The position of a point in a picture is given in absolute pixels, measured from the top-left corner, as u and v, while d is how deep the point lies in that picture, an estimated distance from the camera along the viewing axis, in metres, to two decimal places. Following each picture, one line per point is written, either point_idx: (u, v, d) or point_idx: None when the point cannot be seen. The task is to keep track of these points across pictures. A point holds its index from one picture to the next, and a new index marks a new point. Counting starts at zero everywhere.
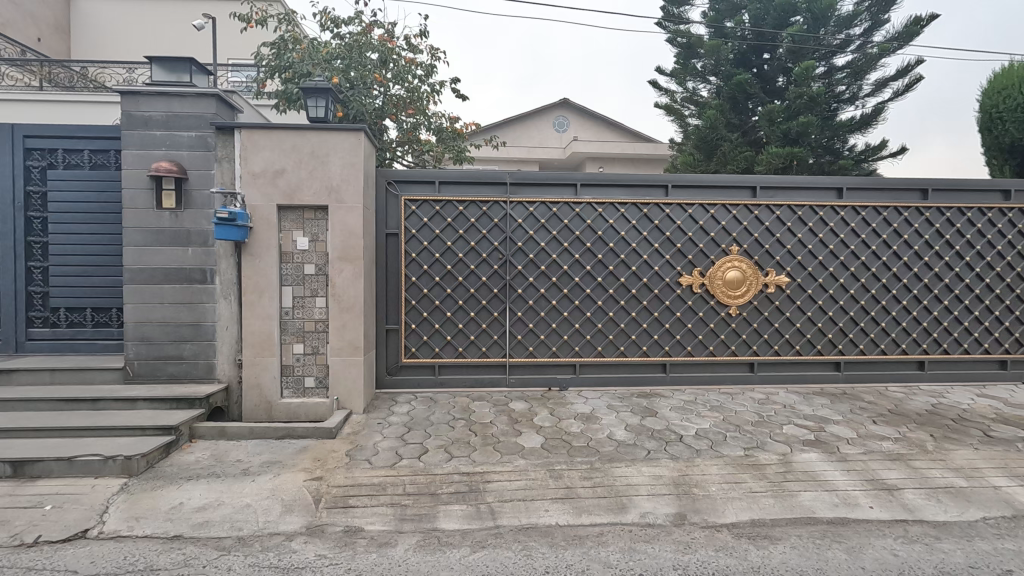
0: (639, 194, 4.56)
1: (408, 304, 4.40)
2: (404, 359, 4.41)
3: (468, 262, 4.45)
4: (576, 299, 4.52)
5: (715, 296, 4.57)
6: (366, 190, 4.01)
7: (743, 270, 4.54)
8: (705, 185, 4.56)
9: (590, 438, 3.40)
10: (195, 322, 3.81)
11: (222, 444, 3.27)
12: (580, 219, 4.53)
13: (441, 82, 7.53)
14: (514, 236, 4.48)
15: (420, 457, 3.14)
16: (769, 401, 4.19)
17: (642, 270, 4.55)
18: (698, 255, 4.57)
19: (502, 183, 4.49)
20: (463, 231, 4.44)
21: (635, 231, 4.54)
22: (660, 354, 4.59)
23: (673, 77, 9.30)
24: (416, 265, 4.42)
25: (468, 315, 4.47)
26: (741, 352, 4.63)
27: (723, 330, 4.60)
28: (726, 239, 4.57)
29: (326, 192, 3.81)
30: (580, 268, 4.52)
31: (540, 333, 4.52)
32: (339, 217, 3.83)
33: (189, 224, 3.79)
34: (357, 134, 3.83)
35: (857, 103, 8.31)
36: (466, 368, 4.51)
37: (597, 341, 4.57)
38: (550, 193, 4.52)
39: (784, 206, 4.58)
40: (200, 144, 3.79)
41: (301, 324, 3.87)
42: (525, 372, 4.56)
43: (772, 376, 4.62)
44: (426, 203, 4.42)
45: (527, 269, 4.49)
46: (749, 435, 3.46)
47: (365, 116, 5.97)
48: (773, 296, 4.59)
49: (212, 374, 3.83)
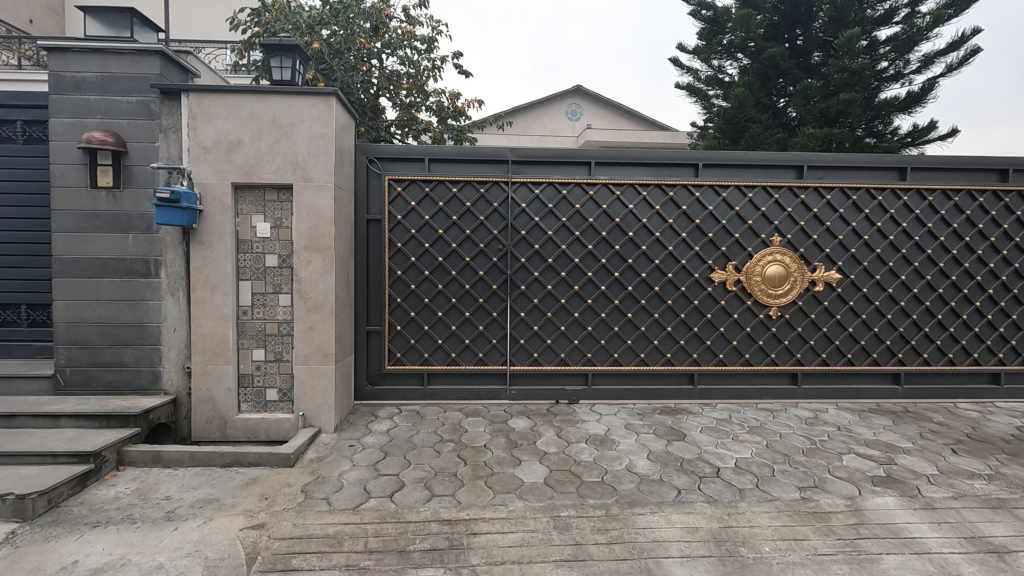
0: (664, 174, 3.89)
1: (393, 303, 3.79)
2: (387, 365, 3.80)
3: (462, 254, 3.81)
4: (589, 298, 3.86)
5: (752, 295, 3.89)
6: (341, 167, 3.39)
7: (785, 265, 3.86)
8: (742, 164, 3.88)
9: (605, 471, 2.76)
10: (138, 323, 3.23)
11: (154, 474, 2.68)
12: (595, 204, 3.86)
13: (443, 58, 6.90)
14: (517, 223, 3.83)
15: (392, 495, 2.51)
16: (819, 421, 3.51)
17: (667, 263, 3.88)
18: (733, 247, 3.89)
19: (504, 161, 3.85)
20: (457, 217, 3.81)
21: (659, 218, 3.87)
22: (687, 362, 3.92)
23: (696, 56, 8.56)
24: (402, 256, 3.80)
25: (462, 316, 3.84)
26: (782, 359, 3.95)
27: (761, 335, 3.93)
28: (766, 228, 3.89)
29: (292, 169, 3.20)
30: (594, 262, 3.86)
31: (547, 337, 3.89)
32: (306, 198, 3.21)
33: (129, 206, 3.20)
34: (328, 100, 3.21)
35: (901, 81, 7.52)
36: (459, 376, 3.89)
37: (613, 347, 3.91)
38: (560, 173, 3.87)
39: (835, 189, 3.89)
40: (142, 111, 3.19)
41: (262, 326, 3.26)
42: (528, 382, 3.93)
43: (819, 390, 3.94)
44: (414, 183, 3.80)
45: (532, 262, 3.85)
46: (804, 470, 2.79)
47: (353, 90, 5.32)
48: (821, 295, 3.91)
49: (158, 385, 3.24)
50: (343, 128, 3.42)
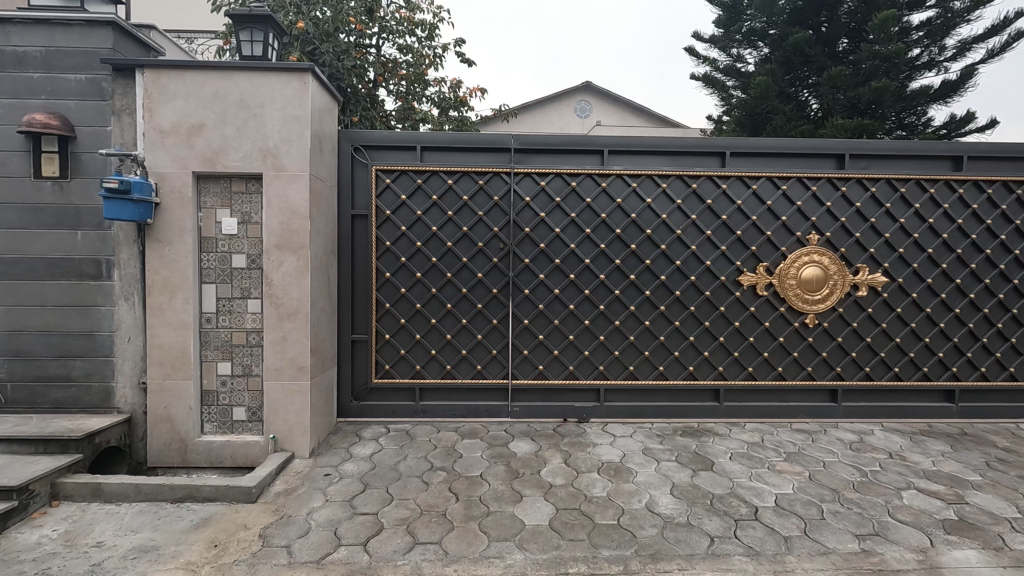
0: (686, 163, 3.45)
1: (380, 308, 3.38)
2: (375, 379, 3.40)
3: (459, 253, 3.40)
4: (601, 303, 3.44)
5: (786, 300, 3.44)
6: (320, 156, 2.98)
7: (822, 267, 3.42)
8: (774, 152, 3.44)
9: (621, 511, 2.33)
10: (88, 332, 2.84)
11: (91, 512, 2.28)
12: (608, 197, 3.43)
13: (444, 46, 6.51)
14: (521, 219, 3.42)
15: (367, 542, 2.10)
16: (866, 447, 3.05)
17: (690, 265, 3.44)
18: (765, 246, 3.45)
19: (506, 149, 3.42)
20: (453, 212, 3.39)
21: (681, 213, 3.44)
22: (712, 376, 3.48)
23: (714, 44, 8.09)
24: (392, 256, 3.39)
25: (458, 323, 3.43)
26: (820, 374, 3.50)
27: (796, 346, 3.48)
28: (802, 224, 3.45)
29: (261, 156, 2.79)
30: (607, 263, 3.43)
31: (553, 347, 3.46)
32: (277, 190, 2.80)
33: (78, 199, 2.81)
34: (303, 77, 2.80)
35: (936, 69, 7.03)
36: (455, 391, 3.48)
37: (628, 358, 3.48)
38: (569, 163, 3.44)
39: (879, 180, 3.44)
40: (92, 90, 2.79)
41: (227, 336, 2.87)
42: (532, 397, 3.51)
43: (861, 408, 3.49)
44: (405, 174, 3.39)
45: (537, 262, 3.42)
46: (859, 512, 2.34)
47: (342, 74, 4.87)
48: (864, 301, 3.46)
49: (110, 402, 2.85)
50: (322, 111, 3.02)
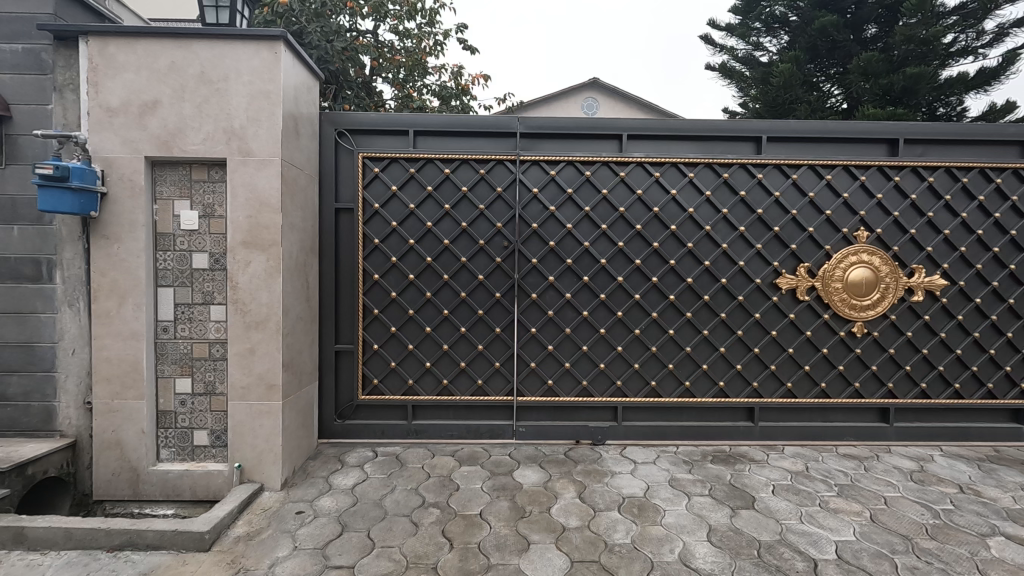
0: (716, 150, 3.03)
1: (368, 315, 2.98)
2: (361, 395, 2.99)
3: (457, 252, 2.99)
4: (619, 310, 3.02)
5: (830, 306, 3.01)
6: (296, 139, 2.58)
7: (873, 268, 2.99)
8: (816, 137, 3.02)
9: (650, 565, 1.91)
10: (26, 343, 2.45)
11: (7, 564, 1.88)
12: (627, 188, 3.02)
13: (445, 32, 6.11)
14: (527, 213, 3.00)
15: None
16: (930, 478, 2.62)
17: (720, 266, 3.02)
18: (806, 245, 3.02)
19: (511, 134, 3.02)
20: (451, 205, 2.98)
21: (710, 206, 3.02)
22: (746, 393, 3.05)
23: (732, 32, 7.65)
24: (381, 255, 2.99)
25: (456, 332, 3.02)
26: (868, 390, 3.07)
27: (841, 359, 3.05)
28: (849, 219, 3.02)
29: (225, 138, 2.39)
30: (625, 263, 3.02)
31: (564, 359, 3.05)
32: (244, 177, 2.40)
33: (14, 188, 2.42)
34: (273, 46, 2.39)
35: (972, 56, 6.57)
36: (452, 409, 3.07)
37: (649, 372, 3.06)
38: (583, 149, 3.03)
39: (938, 169, 3.01)
40: (30, 62, 2.40)
41: (187, 348, 2.47)
42: (540, 416, 3.09)
43: (915, 430, 3.05)
44: (397, 163, 2.98)
45: (546, 263, 3.02)
46: (942, 568, 1.91)
47: (332, 57, 4.44)
48: (919, 307, 3.03)
49: (52, 425, 2.46)
50: (299, 88, 2.62)
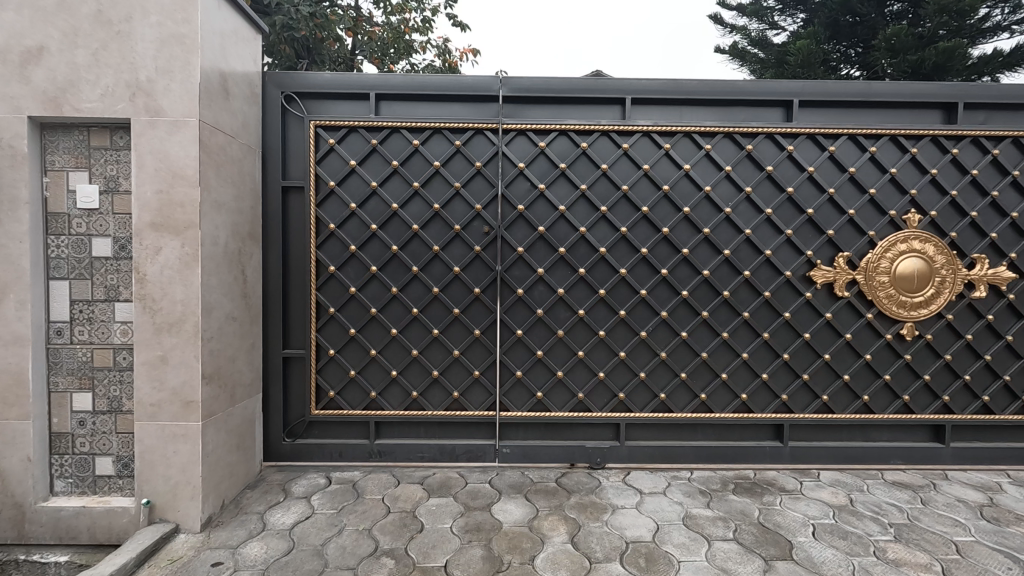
0: (737, 118, 2.54)
1: (322, 315, 2.51)
2: (315, 410, 2.52)
3: (428, 239, 2.51)
4: (622, 309, 2.53)
5: (874, 304, 2.52)
6: (223, 99, 2.10)
7: (927, 259, 2.48)
8: (858, 102, 2.53)
9: None
10: None
11: None
12: (631, 162, 2.53)
13: (437, 8, 5.64)
14: (512, 192, 2.52)
15: None
16: (1007, 514, 2.12)
17: (743, 256, 2.53)
18: (845, 230, 2.53)
19: (493, 98, 2.53)
20: (421, 183, 2.50)
21: (730, 183, 2.52)
22: (773, 407, 2.56)
23: (744, 11, 7.14)
24: (338, 243, 2.51)
25: (427, 335, 2.54)
26: (918, 404, 2.58)
27: (887, 366, 2.55)
28: (896, 199, 2.52)
29: (129, 94, 1.91)
30: (629, 252, 2.53)
31: (556, 367, 2.56)
32: (151, 143, 1.92)
33: None
34: None
35: (1008, 32, 6.04)
36: (424, 426, 2.59)
37: (658, 383, 2.57)
38: (578, 116, 2.54)
39: (1003, 139, 2.51)
40: None
41: (86, 356, 1.99)
42: (528, 434, 2.61)
43: (975, 451, 2.55)
44: (357, 133, 2.50)
45: (534, 253, 2.53)
46: None
47: (298, 24, 3.96)
48: (981, 304, 2.53)
49: None
50: (230, 36, 2.14)
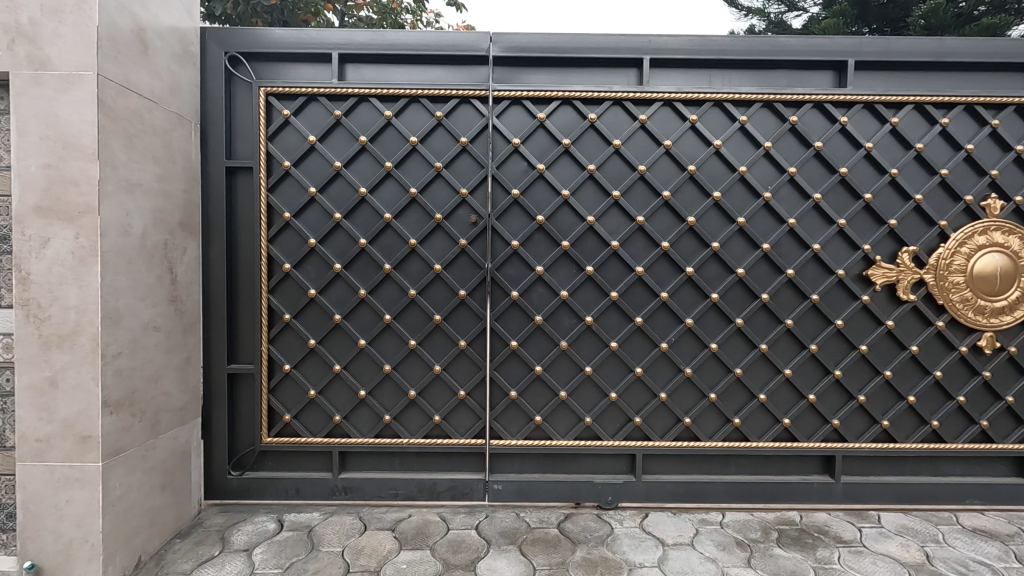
0: (778, 83, 2.10)
1: (277, 323, 2.08)
2: (267, 438, 2.09)
3: (404, 231, 2.07)
4: (638, 315, 2.09)
5: (946, 310, 2.06)
6: (139, 53, 1.67)
7: (1012, 254, 2.01)
8: (926, 64, 2.07)
9: None
10: None
11: None
12: (650, 137, 2.08)
13: None
14: (506, 174, 2.08)
15: None
16: None
17: (785, 251, 2.08)
18: (910, 220, 2.08)
19: (481, 60, 2.10)
20: (394, 162, 2.06)
21: (770, 163, 2.08)
22: (821, 435, 2.11)
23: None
24: (295, 235, 2.08)
25: (403, 346, 2.11)
26: (997, 432, 2.12)
27: (960, 385, 2.10)
28: (972, 183, 2.07)
29: (7, 41, 1.48)
30: (647, 246, 2.09)
31: (559, 386, 2.12)
32: (36, 104, 1.49)
33: None
34: None
35: None
36: (400, 457, 2.16)
37: (681, 405, 2.13)
38: (585, 82, 2.10)
39: None
40: None
41: None
42: (524, 467, 2.17)
43: None
44: (317, 102, 2.06)
45: (532, 247, 2.09)
46: None
47: None
48: None
49: None
50: None
